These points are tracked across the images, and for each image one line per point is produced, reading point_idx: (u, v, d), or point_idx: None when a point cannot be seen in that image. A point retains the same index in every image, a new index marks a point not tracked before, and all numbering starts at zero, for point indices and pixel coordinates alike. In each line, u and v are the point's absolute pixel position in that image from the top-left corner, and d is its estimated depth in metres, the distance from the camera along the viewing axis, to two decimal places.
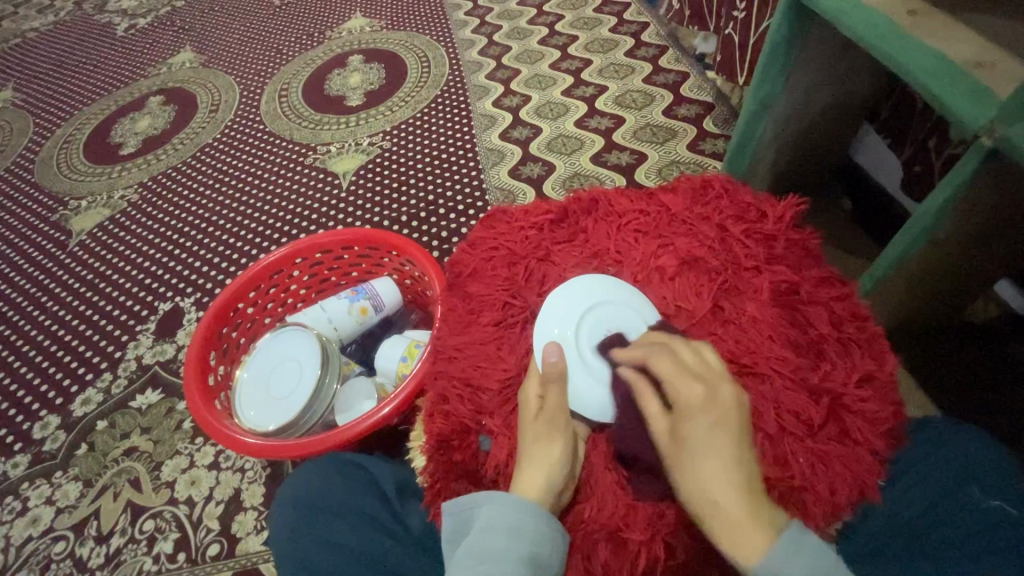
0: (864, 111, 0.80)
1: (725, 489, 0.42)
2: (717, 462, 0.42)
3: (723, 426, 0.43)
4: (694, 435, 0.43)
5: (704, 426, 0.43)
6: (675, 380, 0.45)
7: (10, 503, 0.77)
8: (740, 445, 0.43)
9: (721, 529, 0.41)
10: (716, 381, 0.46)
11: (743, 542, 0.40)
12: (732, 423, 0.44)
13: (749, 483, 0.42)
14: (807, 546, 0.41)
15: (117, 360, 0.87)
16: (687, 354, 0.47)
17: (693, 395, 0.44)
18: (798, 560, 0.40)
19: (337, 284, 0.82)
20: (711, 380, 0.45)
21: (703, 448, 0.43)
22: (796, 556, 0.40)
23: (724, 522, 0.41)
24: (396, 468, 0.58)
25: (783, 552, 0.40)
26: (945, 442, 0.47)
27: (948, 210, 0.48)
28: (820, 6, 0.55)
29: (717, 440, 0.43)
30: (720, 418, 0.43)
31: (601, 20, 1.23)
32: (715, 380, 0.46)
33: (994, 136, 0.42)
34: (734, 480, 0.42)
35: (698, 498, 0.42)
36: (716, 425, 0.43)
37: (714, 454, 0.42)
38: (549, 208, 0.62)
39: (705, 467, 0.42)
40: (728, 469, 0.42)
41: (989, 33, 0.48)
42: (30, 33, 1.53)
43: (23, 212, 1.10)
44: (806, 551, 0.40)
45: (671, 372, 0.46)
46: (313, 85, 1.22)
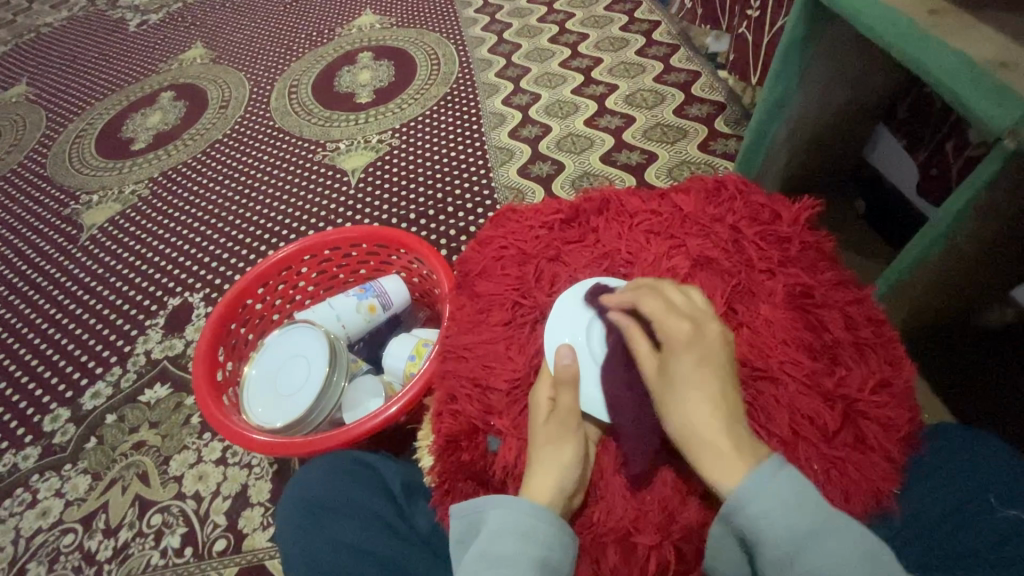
0: (880, 113, 0.79)
1: (707, 413, 0.41)
2: (696, 388, 0.42)
3: (708, 360, 0.43)
4: (677, 365, 0.43)
5: (686, 357, 0.43)
6: (663, 315, 0.46)
7: (20, 495, 0.77)
8: (725, 378, 0.43)
9: (700, 449, 0.40)
10: (705, 322, 0.46)
11: (722, 465, 0.39)
12: (716, 356, 0.44)
13: (732, 413, 0.42)
14: (793, 472, 0.37)
15: (127, 354, 0.88)
16: (677, 299, 0.48)
17: (679, 329, 0.45)
18: (779, 486, 0.37)
19: (345, 281, 0.82)
20: (699, 320, 0.46)
21: (685, 374, 0.43)
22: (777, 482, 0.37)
23: (704, 443, 0.40)
24: (403, 468, 0.58)
25: (763, 474, 0.37)
26: (963, 449, 0.46)
27: (967, 213, 0.47)
28: (839, 5, 0.54)
29: (702, 370, 0.43)
30: (706, 353, 0.44)
31: (612, 18, 1.23)
32: (703, 320, 0.46)
33: (1016, 138, 0.41)
34: (717, 409, 0.41)
35: (681, 424, 0.41)
36: (701, 358, 0.43)
37: (695, 379, 0.42)
38: (560, 207, 0.62)
39: (685, 394, 0.42)
40: (710, 397, 0.42)
41: (1011, 31, 0.47)
42: (45, 28, 1.53)
43: (36, 205, 1.11)
44: (790, 479, 0.37)
45: (659, 309, 0.47)
46: (323, 82, 1.22)
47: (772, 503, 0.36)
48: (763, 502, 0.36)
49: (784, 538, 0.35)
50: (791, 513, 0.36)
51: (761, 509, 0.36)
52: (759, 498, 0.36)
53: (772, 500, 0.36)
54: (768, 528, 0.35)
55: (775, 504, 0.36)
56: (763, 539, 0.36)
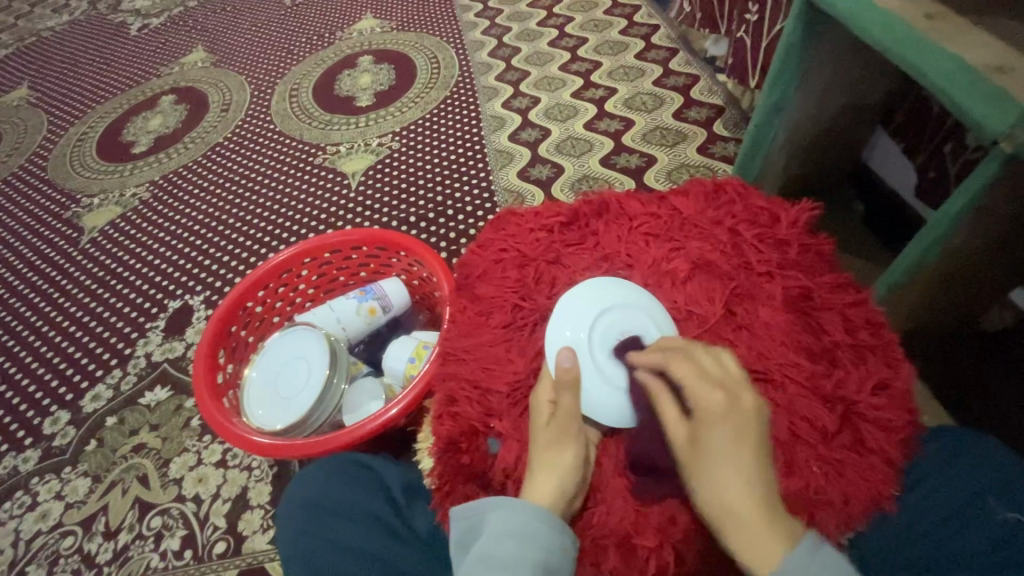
0: (879, 116, 0.79)
1: (743, 498, 0.40)
2: (732, 469, 0.41)
3: (744, 437, 0.42)
4: (711, 441, 0.42)
5: (721, 432, 0.42)
6: (696, 385, 0.44)
7: (20, 497, 0.77)
8: (760, 455, 0.42)
9: (736, 533, 0.40)
10: (737, 389, 0.45)
11: (759, 551, 0.39)
12: (751, 431, 0.43)
13: (767, 492, 0.41)
14: (825, 555, 0.39)
15: (127, 356, 0.88)
16: (706, 361, 0.46)
17: (714, 402, 0.43)
18: (817, 570, 0.38)
19: (346, 284, 0.82)
20: (731, 388, 0.44)
21: (721, 455, 0.41)
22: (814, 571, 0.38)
23: (741, 527, 0.40)
24: (403, 469, 0.58)
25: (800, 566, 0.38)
26: (961, 452, 0.47)
27: (965, 215, 0.47)
28: (836, 9, 0.55)
29: (738, 448, 0.41)
30: (741, 427, 0.42)
31: (611, 22, 1.23)
32: (736, 388, 0.45)
33: (1013, 142, 0.41)
34: (753, 493, 0.40)
35: (715, 503, 0.41)
36: (737, 433, 0.42)
37: (731, 460, 0.41)
38: (560, 210, 0.62)
39: (721, 473, 0.41)
40: (745, 478, 0.41)
41: (1007, 36, 0.47)
42: (46, 32, 1.54)
43: (37, 208, 1.11)
44: (825, 559, 0.39)
45: (692, 377, 0.45)
46: (324, 85, 1.22)
47: None
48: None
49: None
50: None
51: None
52: None
53: None
54: None
55: None
56: None
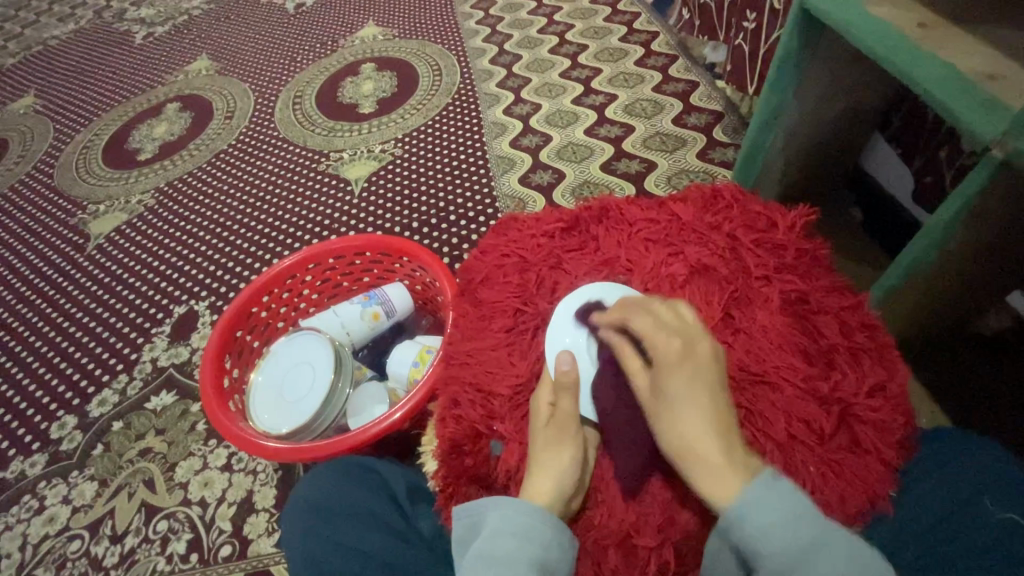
0: (875, 122, 0.80)
1: (700, 434, 0.42)
2: (688, 407, 0.43)
3: (699, 377, 0.44)
4: (669, 386, 0.44)
5: (676, 375, 0.44)
6: (652, 334, 0.46)
7: (27, 502, 0.78)
8: (716, 395, 0.44)
9: (696, 469, 0.41)
10: (694, 335, 0.47)
11: (717, 485, 0.40)
12: (707, 372, 0.45)
13: (725, 428, 0.43)
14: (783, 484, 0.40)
15: (133, 362, 0.89)
16: (665, 313, 0.48)
17: (669, 348, 0.45)
18: (768, 504, 0.38)
19: (349, 288, 0.83)
20: (687, 335, 0.47)
21: (676, 395, 0.43)
22: (769, 502, 0.39)
23: (700, 463, 0.41)
24: (407, 472, 0.59)
25: (755, 497, 0.39)
26: (959, 454, 0.47)
27: (959, 220, 0.48)
28: (830, 17, 0.56)
29: (692, 387, 0.43)
30: (695, 370, 0.44)
31: (611, 29, 1.24)
32: (692, 335, 0.47)
33: (1005, 148, 0.42)
34: (709, 428, 0.42)
35: (677, 445, 0.43)
36: (692, 375, 0.44)
37: (686, 399, 0.43)
38: (561, 215, 0.63)
39: (678, 414, 0.43)
40: (703, 415, 0.43)
41: (998, 44, 0.48)
42: (52, 41, 1.56)
43: (43, 215, 1.13)
44: (782, 490, 0.39)
45: (648, 327, 0.47)
46: (327, 93, 1.23)
47: (766, 527, 0.38)
48: (756, 516, 0.38)
49: (781, 552, 0.37)
50: (782, 527, 0.38)
51: (757, 526, 0.38)
52: (751, 521, 0.38)
53: (764, 525, 0.38)
54: (763, 548, 0.38)
55: (768, 526, 0.38)
56: (761, 560, 0.38)
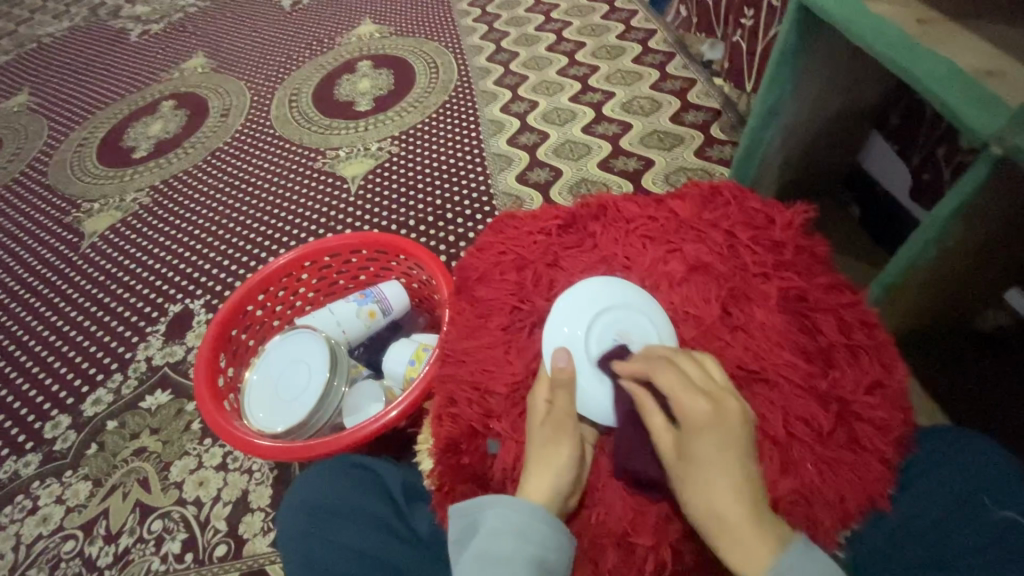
0: (873, 119, 0.80)
1: (731, 505, 0.41)
2: (719, 475, 0.42)
3: (729, 442, 0.43)
4: (700, 452, 0.43)
5: (708, 443, 0.43)
6: (680, 392, 0.45)
7: (21, 502, 0.77)
8: (745, 461, 0.43)
9: (725, 539, 0.41)
10: (722, 395, 0.46)
11: (749, 557, 0.40)
12: (737, 437, 0.44)
13: (756, 498, 0.42)
14: (814, 556, 0.40)
15: (127, 361, 0.88)
16: (693, 370, 0.47)
17: (699, 410, 0.44)
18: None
19: (345, 287, 0.83)
20: (716, 396, 0.45)
21: (707, 460, 0.42)
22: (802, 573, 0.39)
23: (730, 533, 0.41)
24: (402, 471, 0.58)
25: (789, 567, 0.39)
26: (958, 452, 0.47)
27: (957, 218, 0.48)
28: (827, 13, 0.55)
29: (723, 454, 0.43)
30: (727, 436, 0.43)
31: (609, 26, 1.24)
32: (720, 395, 0.46)
33: (1003, 144, 0.42)
34: (739, 496, 0.42)
35: (706, 513, 0.42)
36: (721, 440, 0.43)
37: (717, 466, 0.42)
38: (558, 212, 0.63)
39: (709, 483, 0.42)
40: (735, 485, 0.42)
41: (997, 40, 0.48)
42: (46, 38, 1.55)
43: (38, 213, 1.12)
44: (814, 562, 0.40)
45: (676, 385, 0.45)
46: (323, 91, 1.23)
47: None
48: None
49: None
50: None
51: None
52: None
53: None
54: None
55: None
56: None
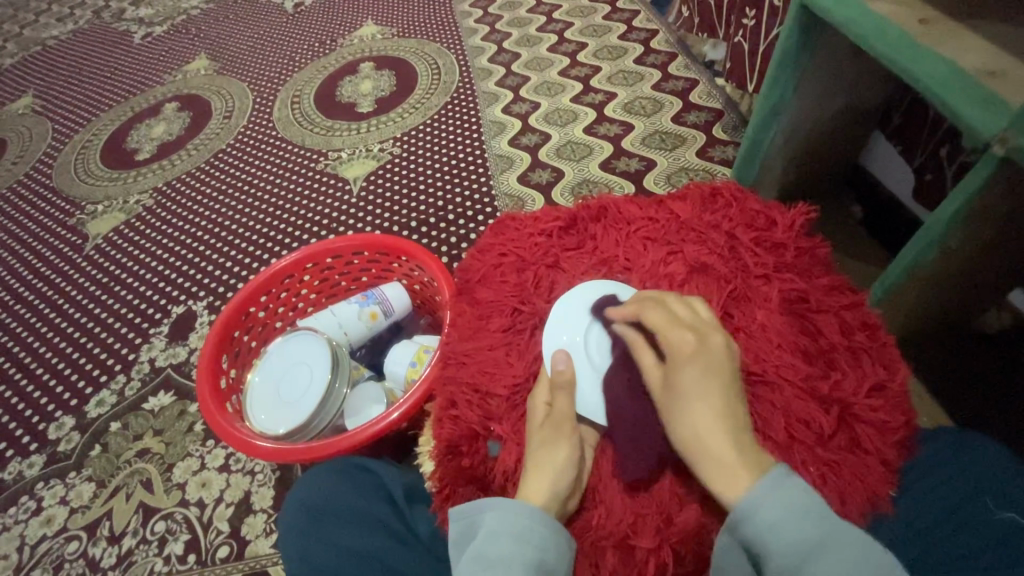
0: (875, 119, 0.80)
1: (712, 430, 0.42)
2: (701, 401, 0.43)
3: (713, 372, 0.44)
4: (682, 383, 0.44)
5: (689, 372, 0.44)
6: (666, 328, 0.46)
7: (25, 503, 0.78)
8: (729, 390, 0.44)
9: (706, 463, 0.41)
10: (709, 331, 0.47)
11: (728, 480, 0.40)
12: (721, 368, 0.44)
13: (737, 424, 0.42)
14: (795, 480, 0.39)
15: (131, 362, 0.89)
16: (680, 309, 0.48)
17: (683, 343, 0.45)
18: (781, 499, 0.38)
19: (347, 288, 0.83)
20: (702, 329, 0.46)
21: (689, 388, 0.43)
22: (781, 497, 0.38)
23: (710, 458, 0.41)
24: (404, 474, 0.58)
25: (767, 489, 0.38)
26: (960, 455, 0.47)
27: (958, 219, 0.48)
28: (829, 14, 0.55)
29: (705, 382, 0.43)
30: (709, 366, 0.44)
31: (610, 27, 1.24)
32: (707, 330, 0.47)
33: (1005, 145, 0.41)
34: (720, 422, 0.42)
35: (687, 437, 0.43)
36: (705, 370, 0.44)
37: (700, 393, 0.43)
38: (559, 214, 0.63)
39: (689, 411, 0.43)
40: (716, 411, 0.42)
41: (998, 40, 0.48)
42: (50, 41, 1.55)
43: (42, 215, 1.12)
44: (795, 489, 0.38)
45: (663, 321, 0.47)
46: (325, 92, 1.23)
47: (777, 519, 0.37)
48: (764, 515, 0.38)
49: (791, 546, 0.36)
50: (792, 523, 0.37)
51: (767, 518, 0.38)
52: (762, 512, 0.38)
53: (776, 517, 0.37)
54: (774, 539, 0.37)
55: (779, 517, 0.37)
56: (771, 553, 0.37)
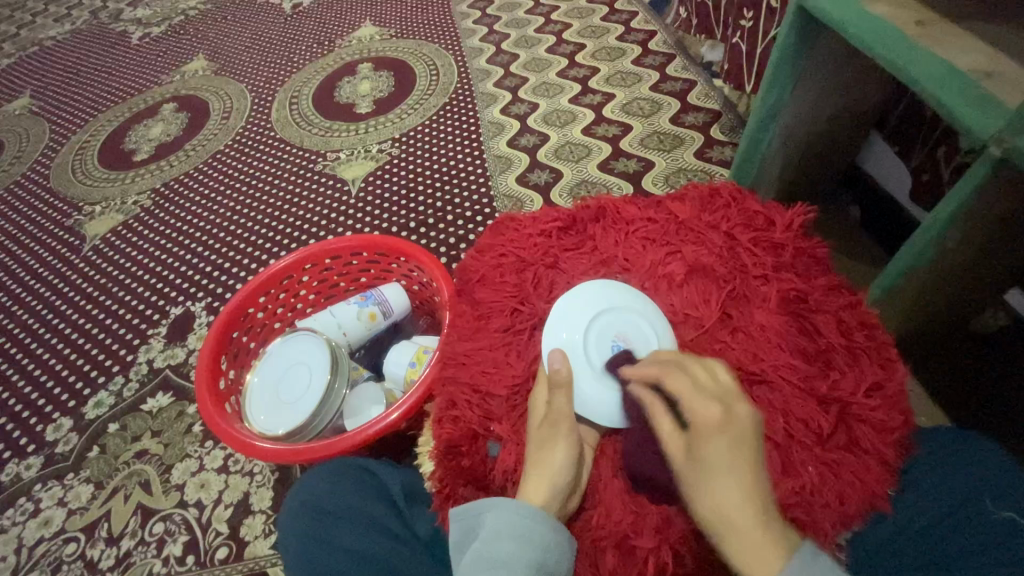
0: (872, 121, 0.80)
1: (742, 510, 0.39)
2: (730, 479, 0.40)
3: (741, 447, 0.42)
4: (710, 454, 0.41)
5: (718, 444, 0.41)
6: (691, 396, 0.44)
7: (23, 504, 0.77)
8: (757, 465, 0.41)
9: (736, 545, 0.39)
10: (733, 400, 0.44)
11: (761, 564, 0.38)
12: (749, 442, 0.42)
13: (766, 501, 0.40)
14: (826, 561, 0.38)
15: (128, 363, 0.88)
16: (701, 372, 0.46)
17: (710, 414, 0.43)
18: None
19: (346, 289, 0.83)
20: (728, 399, 0.44)
21: (718, 464, 0.41)
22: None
23: (740, 539, 0.39)
24: (403, 472, 0.58)
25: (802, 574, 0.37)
26: (959, 455, 0.47)
27: (956, 219, 0.48)
28: (827, 15, 0.55)
29: (734, 458, 0.41)
30: (738, 438, 0.42)
31: (608, 28, 1.24)
32: (731, 399, 0.44)
33: (1003, 146, 0.42)
34: (749, 501, 0.40)
35: (714, 515, 0.40)
36: (733, 445, 0.41)
37: (728, 470, 0.40)
38: (558, 214, 0.63)
39: (719, 486, 0.40)
40: (746, 487, 0.40)
41: (996, 41, 0.48)
42: (47, 41, 1.55)
43: (40, 216, 1.12)
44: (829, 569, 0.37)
45: (687, 389, 0.44)
46: (323, 93, 1.23)
47: None
48: None
49: None
50: None
51: None
52: None
53: None
54: None
55: None
56: None
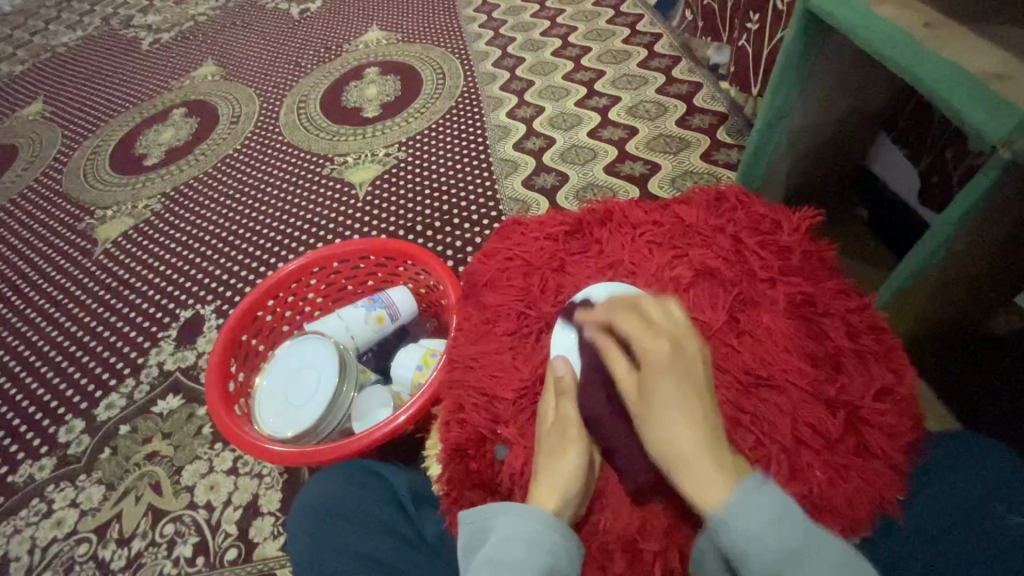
0: (880, 123, 0.80)
1: (686, 435, 0.42)
2: (675, 406, 0.43)
3: (687, 377, 0.45)
4: (657, 384, 0.44)
5: (664, 376, 0.45)
6: (642, 336, 0.48)
7: (36, 505, 0.78)
8: (703, 395, 0.44)
9: (681, 470, 0.41)
10: (683, 337, 0.48)
11: (704, 487, 0.40)
12: (696, 374, 0.45)
13: (712, 427, 0.43)
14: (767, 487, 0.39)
15: (139, 365, 0.89)
16: (654, 314, 0.50)
17: (657, 351, 0.46)
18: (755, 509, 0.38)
19: (354, 292, 0.84)
20: (678, 337, 0.48)
21: (664, 394, 0.44)
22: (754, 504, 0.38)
23: (685, 465, 0.41)
24: (410, 476, 0.58)
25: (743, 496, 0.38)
26: (969, 459, 0.47)
27: (966, 222, 0.48)
28: (834, 17, 0.55)
29: (680, 386, 0.44)
30: (685, 370, 0.45)
31: (614, 31, 1.24)
32: (681, 337, 0.48)
33: (1012, 148, 0.42)
34: (694, 427, 0.42)
35: (662, 444, 0.42)
36: (679, 376, 0.45)
37: (674, 399, 0.43)
38: (564, 218, 0.63)
39: (666, 415, 0.43)
40: (691, 416, 0.43)
41: (1005, 43, 0.48)
42: (60, 48, 1.57)
43: (52, 220, 1.13)
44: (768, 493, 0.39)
45: (637, 329, 0.49)
46: (331, 98, 1.24)
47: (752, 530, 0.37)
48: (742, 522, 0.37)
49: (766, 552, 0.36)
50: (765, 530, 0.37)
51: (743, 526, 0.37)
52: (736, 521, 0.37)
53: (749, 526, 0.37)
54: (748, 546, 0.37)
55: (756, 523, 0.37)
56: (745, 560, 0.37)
